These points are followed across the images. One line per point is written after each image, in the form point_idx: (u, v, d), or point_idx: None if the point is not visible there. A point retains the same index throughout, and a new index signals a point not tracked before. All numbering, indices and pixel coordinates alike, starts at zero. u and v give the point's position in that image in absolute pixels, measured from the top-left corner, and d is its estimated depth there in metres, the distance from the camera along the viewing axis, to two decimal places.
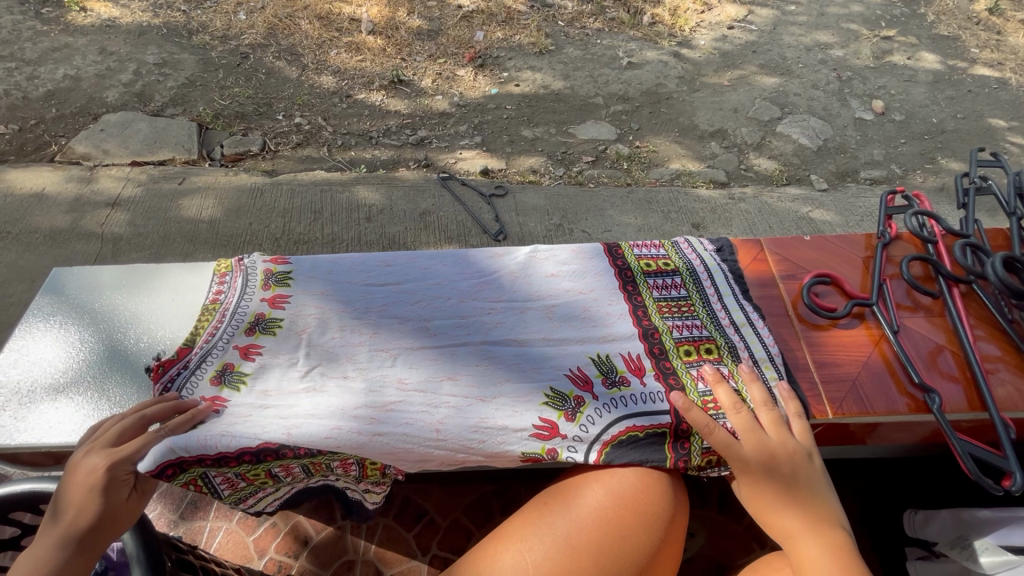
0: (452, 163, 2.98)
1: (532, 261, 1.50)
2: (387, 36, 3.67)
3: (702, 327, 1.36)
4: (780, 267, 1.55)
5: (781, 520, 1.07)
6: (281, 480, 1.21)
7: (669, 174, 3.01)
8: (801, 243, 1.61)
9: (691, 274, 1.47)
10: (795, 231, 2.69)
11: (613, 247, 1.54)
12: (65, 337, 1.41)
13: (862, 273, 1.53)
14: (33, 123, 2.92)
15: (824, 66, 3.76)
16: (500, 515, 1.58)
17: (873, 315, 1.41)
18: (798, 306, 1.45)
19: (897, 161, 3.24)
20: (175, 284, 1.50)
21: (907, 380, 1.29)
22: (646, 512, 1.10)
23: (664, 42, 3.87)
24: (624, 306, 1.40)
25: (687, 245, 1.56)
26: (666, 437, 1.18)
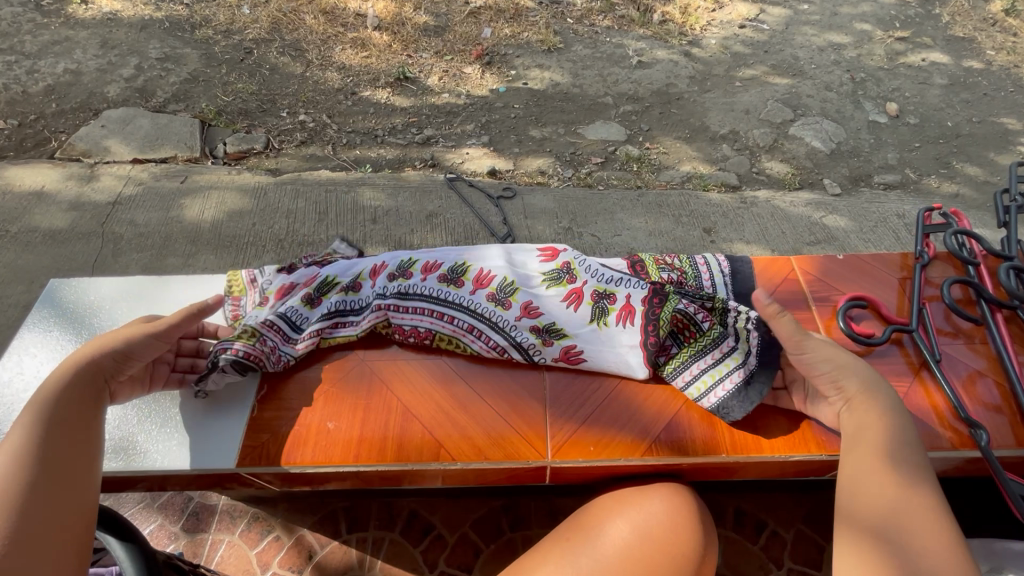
0: (458, 163, 2.93)
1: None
2: (393, 32, 3.61)
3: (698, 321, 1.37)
4: (813, 289, 1.50)
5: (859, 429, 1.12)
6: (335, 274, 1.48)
7: (680, 177, 2.96)
8: (832, 261, 1.57)
9: None
10: (809, 237, 2.64)
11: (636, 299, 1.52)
12: (61, 351, 1.37)
13: (897, 295, 1.49)
14: (33, 119, 2.87)
15: (837, 67, 3.70)
16: (509, 530, 1.54)
17: (911, 341, 1.36)
18: (833, 330, 1.40)
19: (911, 165, 3.18)
20: (177, 302, 1.47)
21: (950, 412, 1.25)
22: (676, 552, 0.99)
23: (674, 41, 3.81)
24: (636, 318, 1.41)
25: (703, 264, 1.49)
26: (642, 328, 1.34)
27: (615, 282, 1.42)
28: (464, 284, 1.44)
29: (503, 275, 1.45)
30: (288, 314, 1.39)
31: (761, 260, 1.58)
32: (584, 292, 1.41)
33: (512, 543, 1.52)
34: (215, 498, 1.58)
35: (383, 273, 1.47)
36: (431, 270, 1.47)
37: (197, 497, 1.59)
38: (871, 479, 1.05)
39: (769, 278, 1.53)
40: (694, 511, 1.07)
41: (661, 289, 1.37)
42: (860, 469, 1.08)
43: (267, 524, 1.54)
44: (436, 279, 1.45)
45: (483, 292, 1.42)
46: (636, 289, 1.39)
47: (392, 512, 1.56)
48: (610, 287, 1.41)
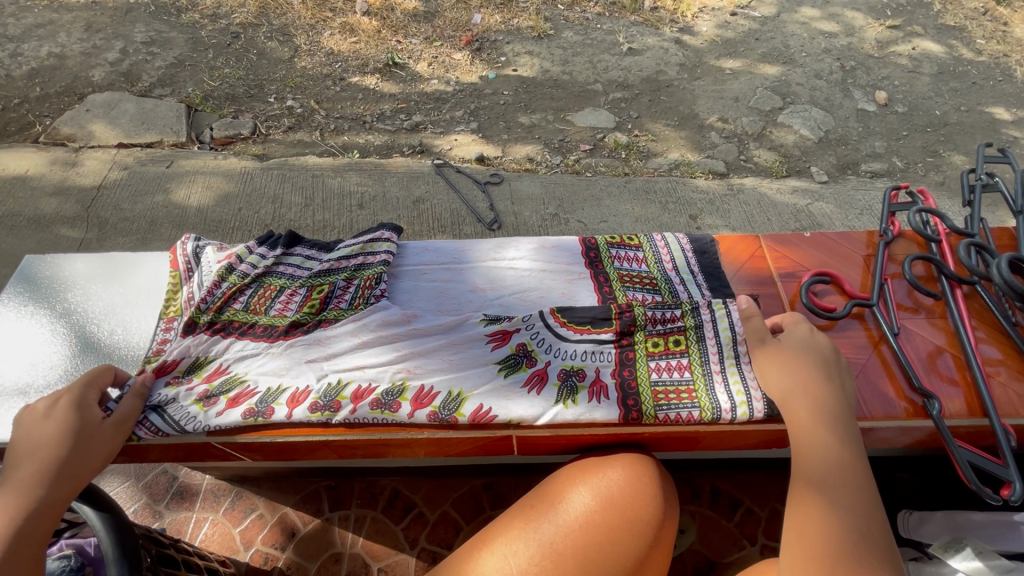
0: (447, 149, 2.93)
1: (540, 273, 1.47)
2: (382, 18, 3.59)
3: (685, 363, 1.24)
4: (780, 266, 1.51)
5: (786, 390, 1.14)
6: (258, 321, 1.30)
7: (668, 164, 2.96)
8: (800, 239, 1.59)
9: (699, 345, 1.26)
10: (794, 224, 2.67)
11: (593, 255, 1.50)
12: (35, 326, 1.37)
13: (862, 272, 1.51)
14: (16, 102, 2.83)
15: (828, 55, 3.70)
16: (490, 508, 1.56)
17: (873, 316, 1.39)
18: (797, 305, 1.42)
19: (898, 154, 3.19)
20: (151, 278, 1.46)
21: (905, 383, 1.27)
22: (636, 516, 1.02)
23: (665, 28, 3.80)
24: (613, 368, 1.23)
25: (680, 282, 1.43)
26: (614, 365, 1.23)
27: (582, 357, 1.24)
28: (401, 406, 1.17)
29: (449, 386, 1.20)
30: (174, 415, 1.15)
31: (731, 240, 1.58)
32: (548, 372, 1.22)
33: (491, 520, 1.54)
34: (198, 479, 1.60)
35: (307, 400, 1.17)
36: (362, 395, 1.18)
37: (181, 476, 1.61)
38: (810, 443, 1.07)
39: (738, 255, 1.55)
40: (655, 477, 1.09)
41: (628, 345, 1.26)
42: (811, 441, 1.07)
43: (251, 503, 1.56)
44: (367, 408, 1.16)
45: (424, 411, 1.16)
46: (603, 362, 1.23)
47: (374, 491, 1.58)
48: (577, 362, 1.24)
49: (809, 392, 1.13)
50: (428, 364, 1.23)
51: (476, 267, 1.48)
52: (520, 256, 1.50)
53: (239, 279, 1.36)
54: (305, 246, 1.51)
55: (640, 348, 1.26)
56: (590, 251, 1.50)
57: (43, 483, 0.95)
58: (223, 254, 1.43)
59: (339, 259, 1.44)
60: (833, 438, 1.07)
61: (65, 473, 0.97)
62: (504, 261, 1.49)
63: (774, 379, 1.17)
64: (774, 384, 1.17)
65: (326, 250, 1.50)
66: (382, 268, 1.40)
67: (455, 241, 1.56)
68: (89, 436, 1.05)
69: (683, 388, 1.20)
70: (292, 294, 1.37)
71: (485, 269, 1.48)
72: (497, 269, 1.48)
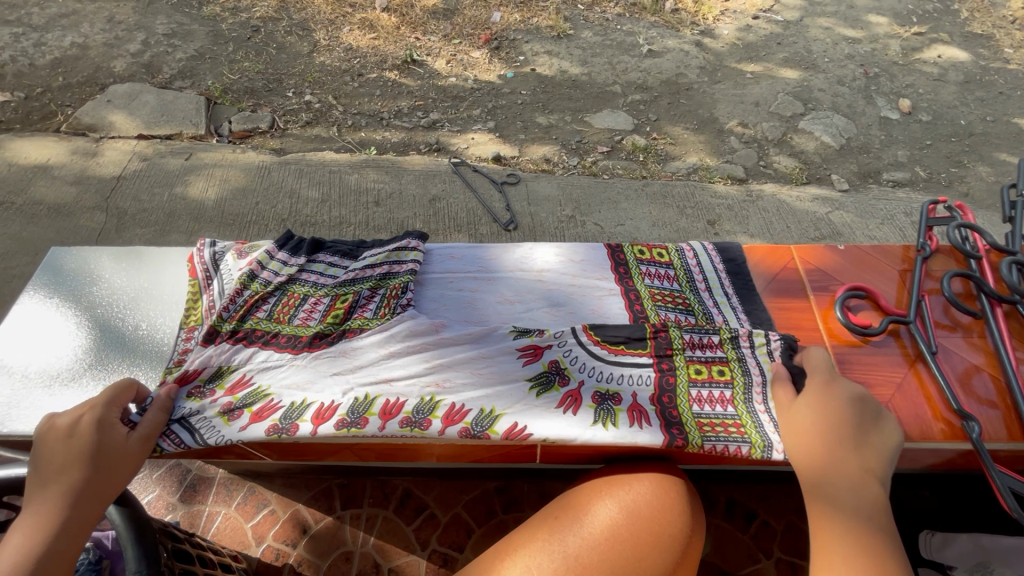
0: (464, 148, 2.92)
1: (569, 287, 1.44)
2: (401, 14, 3.59)
3: (729, 395, 1.20)
4: (815, 285, 1.48)
5: (809, 412, 1.10)
6: (282, 330, 1.28)
7: (686, 168, 2.93)
8: (836, 258, 1.54)
9: (745, 379, 1.22)
10: (813, 233, 2.63)
11: (623, 272, 1.47)
12: (60, 318, 1.37)
13: (897, 286, 1.48)
14: (39, 91, 2.86)
15: (851, 61, 3.64)
16: (502, 512, 1.55)
17: (908, 333, 1.36)
18: (833, 325, 1.38)
19: (921, 163, 3.14)
20: (175, 272, 1.47)
21: (943, 404, 1.24)
22: (664, 532, 1.00)
23: (686, 31, 3.76)
24: (653, 390, 1.19)
25: (715, 306, 1.39)
26: (654, 389, 1.20)
27: (619, 379, 1.21)
28: (432, 425, 1.13)
29: (481, 404, 1.16)
30: (199, 428, 1.13)
31: (760, 250, 1.56)
32: (582, 393, 1.19)
33: (503, 524, 1.53)
34: (212, 471, 1.61)
35: (333, 416, 1.13)
36: (391, 412, 1.14)
37: (194, 469, 1.61)
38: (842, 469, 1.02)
39: (768, 268, 1.52)
40: (682, 491, 1.07)
41: (667, 367, 1.23)
42: (838, 466, 1.02)
43: (264, 498, 1.56)
44: (397, 425, 1.12)
45: (455, 430, 1.12)
46: (641, 386, 1.20)
47: (386, 490, 1.58)
48: (613, 386, 1.20)
49: (837, 423, 1.07)
50: (458, 379, 1.19)
51: (503, 279, 1.46)
52: (548, 269, 1.48)
53: (261, 287, 1.34)
54: (327, 252, 1.48)
55: (680, 372, 1.22)
56: (620, 266, 1.48)
57: (64, 508, 0.92)
58: (243, 260, 1.42)
59: (364, 268, 1.40)
60: (859, 475, 1.01)
61: (84, 497, 0.94)
62: (533, 273, 1.47)
63: (801, 404, 1.12)
64: (804, 406, 1.12)
65: (350, 257, 1.46)
66: (408, 277, 1.37)
67: (480, 250, 1.54)
68: (112, 455, 1.01)
69: (728, 422, 1.16)
70: (317, 303, 1.34)
71: (513, 280, 1.45)
72: (525, 280, 1.46)
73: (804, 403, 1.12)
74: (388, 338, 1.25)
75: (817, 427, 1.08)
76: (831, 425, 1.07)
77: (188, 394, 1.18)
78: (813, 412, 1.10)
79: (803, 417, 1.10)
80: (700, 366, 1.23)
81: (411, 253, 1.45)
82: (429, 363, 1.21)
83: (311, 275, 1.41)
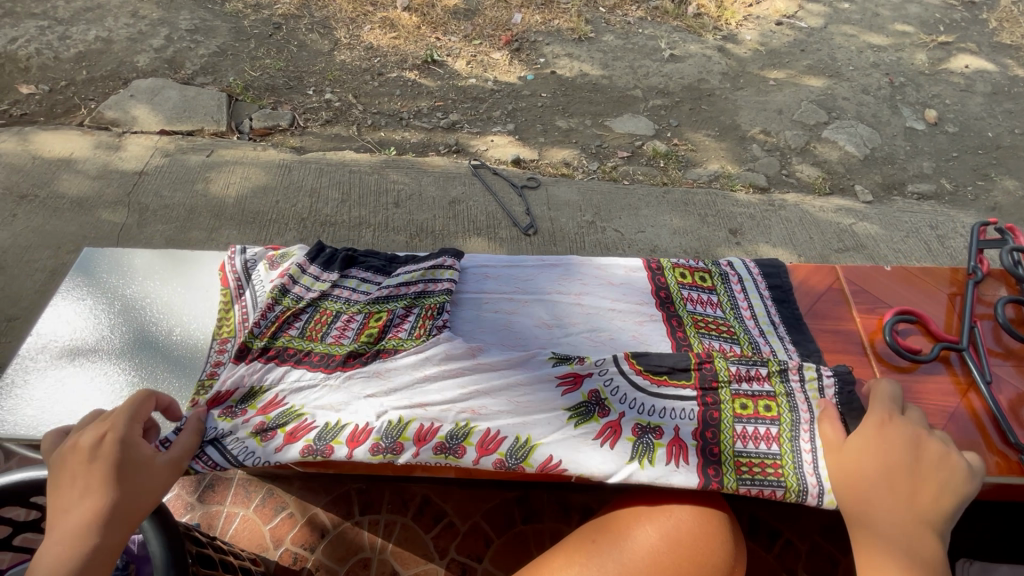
0: (483, 150, 2.90)
1: (608, 312, 1.41)
2: (422, 14, 3.58)
3: (775, 433, 1.17)
4: (857, 312, 1.45)
5: (860, 454, 1.06)
6: (318, 347, 1.27)
7: (707, 176, 2.89)
8: (879, 285, 1.52)
9: (791, 414, 1.19)
10: (837, 244, 2.59)
11: (664, 297, 1.44)
12: (94, 319, 1.38)
13: (946, 312, 1.46)
14: (63, 84, 2.87)
15: (876, 70, 3.59)
16: (522, 523, 1.53)
17: (959, 360, 1.34)
18: (878, 352, 1.37)
19: (947, 175, 3.09)
20: (207, 277, 1.46)
21: (998, 435, 1.22)
22: (706, 561, 1.01)
23: (708, 36, 3.72)
24: (695, 426, 1.17)
25: (760, 335, 1.36)
26: (698, 425, 1.17)
27: (661, 413, 1.18)
28: (466, 453, 1.13)
29: (517, 433, 1.15)
30: (232, 449, 1.13)
31: (805, 270, 1.54)
32: (622, 425, 1.16)
33: (523, 535, 1.51)
34: (230, 472, 1.60)
35: (368, 440, 1.12)
36: (425, 438, 1.14)
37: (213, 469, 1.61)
38: (894, 517, 0.97)
39: (808, 292, 1.50)
40: (724, 521, 1.08)
41: (711, 402, 1.20)
42: (887, 513, 0.98)
43: (282, 502, 1.55)
44: (430, 452, 1.13)
45: (489, 461, 1.12)
46: (683, 420, 1.18)
47: (404, 497, 1.56)
48: (654, 419, 1.18)
49: (888, 465, 1.02)
50: (495, 407, 1.17)
51: (541, 301, 1.43)
52: (587, 292, 1.45)
53: (294, 303, 1.34)
54: (360, 268, 1.46)
55: (725, 408, 1.20)
56: (661, 291, 1.45)
57: (94, 529, 0.86)
58: (276, 271, 1.41)
59: (399, 286, 1.38)
60: (908, 523, 0.97)
61: (114, 519, 0.88)
62: (572, 295, 1.45)
63: (854, 443, 1.08)
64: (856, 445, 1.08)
65: (383, 274, 1.44)
66: (444, 297, 1.35)
67: (516, 268, 1.51)
68: (138, 468, 0.95)
69: (770, 462, 1.14)
70: (352, 321, 1.33)
71: (553, 302, 1.42)
72: (565, 302, 1.43)
73: (857, 443, 1.08)
74: (424, 358, 1.22)
75: (866, 470, 1.04)
76: (891, 472, 1.01)
77: (220, 414, 1.17)
78: (861, 454, 1.06)
79: (853, 459, 1.06)
80: (746, 402, 1.20)
81: (449, 272, 1.42)
82: (464, 389, 1.18)
83: (347, 291, 1.39)
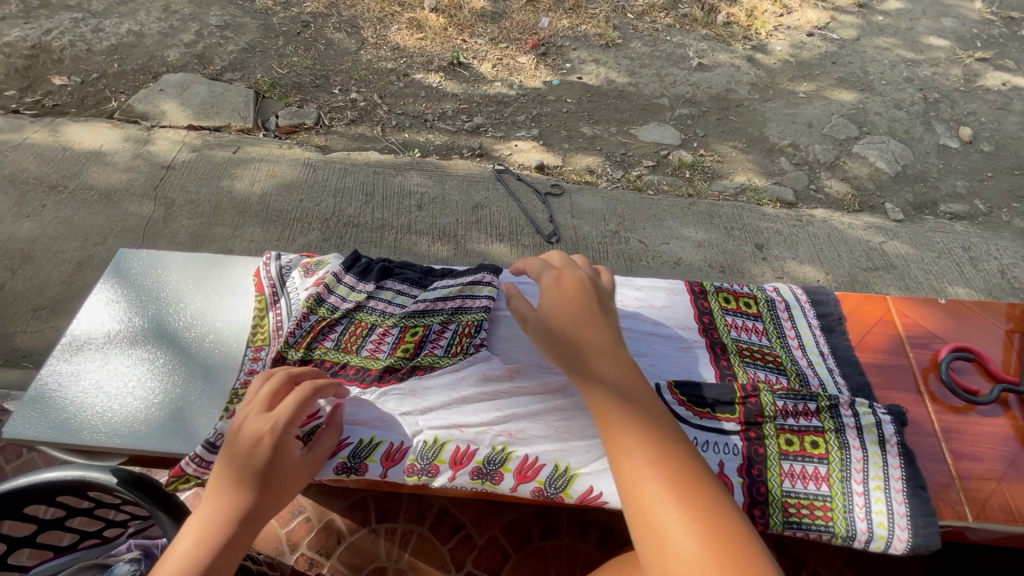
0: (507, 155, 2.88)
1: (650, 336, 1.35)
2: (449, 15, 3.57)
3: (824, 473, 1.15)
4: (910, 346, 1.41)
5: (559, 314, 1.05)
6: (354, 361, 1.26)
7: (734, 188, 2.84)
8: (933, 317, 1.48)
9: (841, 452, 1.17)
10: (866, 263, 2.53)
11: (708, 320, 1.39)
12: (127, 322, 1.38)
13: (1002, 350, 1.42)
14: (95, 77, 2.90)
15: (909, 85, 3.51)
16: (540, 538, 1.51)
17: (1017, 402, 1.32)
18: (931, 389, 1.34)
19: (981, 196, 3.01)
20: (238, 281, 1.46)
21: None
22: None
23: (738, 45, 3.67)
24: (739, 462, 1.16)
25: (808, 368, 1.32)
26: (742, 462, 1.16)
27: (704, 446, 1.17)
28: (504, 479, 1.14)
29: (555, 460, 1.15)
30: None
31: (853, 300, 1.50)
32: None
33: (541, 551, 1.49)
34: None
35: (403, 460, 1.14)
36: (461, 461, 1.14)
37: None
38: (611, 361, 1.00)
39: (860, 323, 1.46)
40: None
41: (755, 437, 1.18)
42: (606, 357, 1.00)
43: (299, 505, 1.54)
44: (467, 476, 1.13)
45: (529, 489, 1.13)
46: (728, 455, 1.16)
47: (422, 506, 1.55)
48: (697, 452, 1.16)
49: (577, 313, 1.06)
50: (533, 432, 1.17)
51: None
52: (629, 312, 1.40)
53: (328, 313, 1.31)
54: (396, 279, 1.43)
55: (770, 444, 1.17)
56: (704, 316, 1.40)
57: (232, 526, 0.90)
58: (310, 280, 1.39)
59: (435, 300, 1.35)
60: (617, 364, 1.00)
61: (247, 527, 0.91)
62: None
63: (547, 305, 1.08)
64: (551, 306, 1.07)
65: (418, 286, 1.41)
66: (482, 314, 1.32)
67: None
68: (287, 473, 0.97)
69: (820, 503, 1.13)
70: (387, 335, 1.30)
71: None
72: None
73: (549, 305, 1.07)
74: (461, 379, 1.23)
75: (564, 326, 1.04)
76: (583, 315, 1.05)
77: None
78: (557, 315, 1.06)
79: (557, 321, 1.05)
80: (791, 438, 1.18)
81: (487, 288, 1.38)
82: (499, 412, 1.19)
83: (381, 303, 1.36)
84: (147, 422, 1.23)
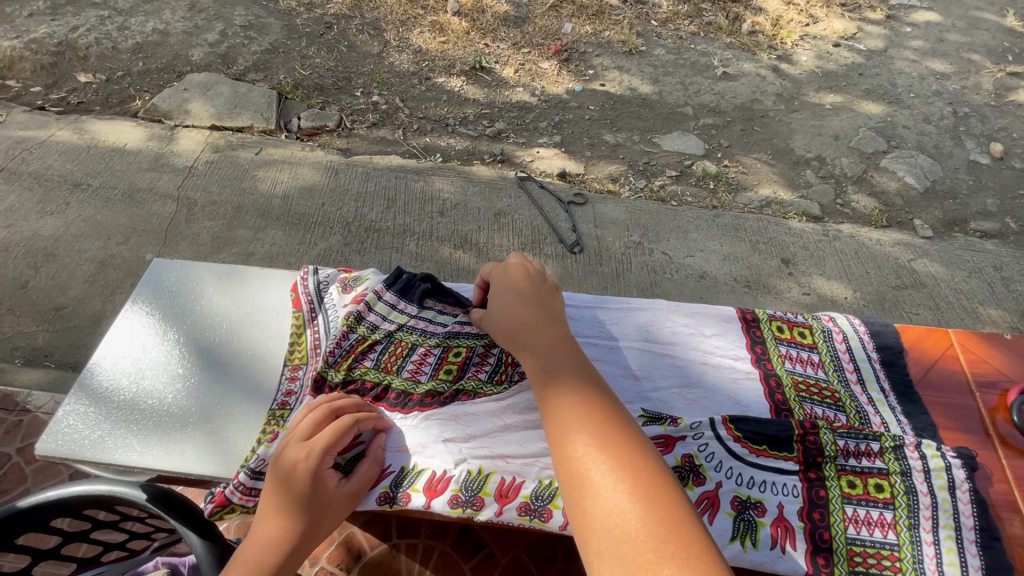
0: (529, 161, 2.85)
1: (699, 366, 1.33)
2: (472, 19, 3.55)
3: (890, 519, 1.11)
4: (974, 384, 1.37)
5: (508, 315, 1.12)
6: (395, 383, 1.23)
7: (759, 201, 2.79)
8: (994, 355, 1.44)
9: (908, 497, 1.12)
10: (894, 280, 2.48)
11: (760, 351, 1.37)
12: (162, 335, 1.37)
13: None
14: (120, 75, 2.91)
15: (938, 98, 3.45)
16: (564, 560, 1.48)
17: None
18: (996, 431, 1.30)
19: (1013, 214, 2.93)
20: (272, 297, 1.45)
21: None
22: None
23: (763, 54, 3.62)
24: (798, 505, 1.12)
25: (870, 405, 1.28)
26: (803, 504, 1.12)
27: (761, 486, 1.13)
28: (552, 516, 1.10)
29: None
30: None
31: (916, 333, 1.46)
32: (719, 498, 1.12)
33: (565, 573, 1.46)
34: None
35: (446, 491, 1.09)
36: (507, 494, 1.11)
37: None
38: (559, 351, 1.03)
39: (922, 358, 1.41)
40: None
41: (816, 478, 1.14)
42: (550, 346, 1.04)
43: None
44: (514, 511, 1.09)
45: None
46: (787, 497, 1.12)
47: (444, 522, 1.51)
48: (755, 492, 1.13)
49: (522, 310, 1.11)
50: None
51: (625, 347, 1.35)
52: (678, 340, 1.37)
53: (370, 333, 1.29)
54: (437, 297, 1.39)
55: (832, 486, 1.14)
56: (757, 345, 1.38)
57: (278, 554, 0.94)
58: (349, 296, 1.37)
59: None
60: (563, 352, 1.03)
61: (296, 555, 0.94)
62: (660, 343, 1.36)
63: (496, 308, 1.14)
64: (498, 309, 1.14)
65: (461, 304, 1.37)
66: None
67: (600, 309, 1.43)
68: (326, 502, 0.98)
69: (888, 553, 1.08)
70: (428, 356, 1.28)
71: (639, 351, 1.34)
72: (653, 350, 1.35)
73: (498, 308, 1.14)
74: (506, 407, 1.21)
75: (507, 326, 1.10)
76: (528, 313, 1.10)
77: None
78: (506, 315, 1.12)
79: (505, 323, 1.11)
80: (853, 480, 1.14)
81: None
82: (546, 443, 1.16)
83: (422, 322, 1.34)
84: (181, 441, 1.22)
